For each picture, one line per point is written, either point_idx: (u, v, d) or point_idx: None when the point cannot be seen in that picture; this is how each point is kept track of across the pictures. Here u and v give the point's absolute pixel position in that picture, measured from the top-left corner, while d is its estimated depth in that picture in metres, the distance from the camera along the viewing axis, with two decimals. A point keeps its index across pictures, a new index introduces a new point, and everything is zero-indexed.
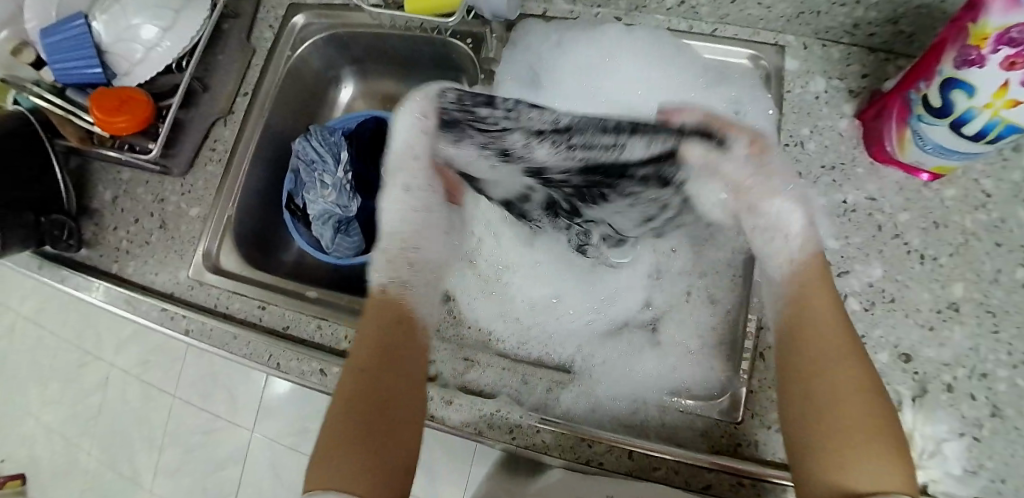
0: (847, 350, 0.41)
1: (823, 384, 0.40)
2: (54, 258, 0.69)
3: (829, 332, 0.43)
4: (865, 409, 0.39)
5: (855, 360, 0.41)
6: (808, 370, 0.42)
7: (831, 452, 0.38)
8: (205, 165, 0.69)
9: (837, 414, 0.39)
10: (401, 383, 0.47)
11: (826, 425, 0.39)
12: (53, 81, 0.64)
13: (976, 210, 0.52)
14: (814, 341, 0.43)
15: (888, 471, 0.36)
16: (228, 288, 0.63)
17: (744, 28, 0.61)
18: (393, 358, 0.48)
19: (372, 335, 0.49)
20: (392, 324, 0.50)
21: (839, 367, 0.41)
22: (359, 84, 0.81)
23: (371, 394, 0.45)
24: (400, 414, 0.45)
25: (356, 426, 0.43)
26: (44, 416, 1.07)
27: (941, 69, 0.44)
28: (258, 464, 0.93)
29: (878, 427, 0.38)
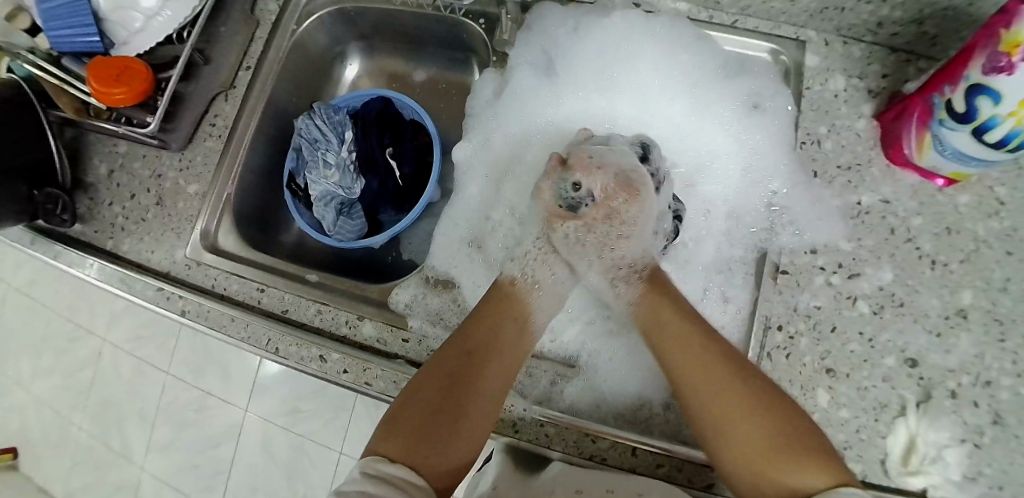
0: (701, 363, 0.46)
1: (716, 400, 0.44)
2: (46, 232, 0.67)
3: (685, 357, 0.47)
4: (753, 406, 0.43)
5: (736, 375, 0.45)
6: (703, 405, 0.45)
7: (751, 468, 0.42)
8: (205, 141, 0.67)
9: (738, 429, 0.43)
10: (491, 373, 0.49)
11: (749, 439, 0.42)
12: (49, 49, 0.61)
13: (989, 218, 0.51)
14: (678, 366, 0.47)
15: (810, 467, 0.39)
16: (226, 269, 0.62)
17: (765, 21, 0.59)
18: (497, 352, 0.50)
19: (487, 328, 0.51)
20: (495, 321, 0.52)
21: (716, 381, 0.45)
22: (364, 61, 0.79)
23: (443, 383, 0.46)
24: (473, 402, 0.46)
25: (422, 403, 0.45)
26: (34, 389, 1.05)
27: (967, 75, 0.42)
28: (250, 443, 0.93)
29: (774, 421, 0.42)
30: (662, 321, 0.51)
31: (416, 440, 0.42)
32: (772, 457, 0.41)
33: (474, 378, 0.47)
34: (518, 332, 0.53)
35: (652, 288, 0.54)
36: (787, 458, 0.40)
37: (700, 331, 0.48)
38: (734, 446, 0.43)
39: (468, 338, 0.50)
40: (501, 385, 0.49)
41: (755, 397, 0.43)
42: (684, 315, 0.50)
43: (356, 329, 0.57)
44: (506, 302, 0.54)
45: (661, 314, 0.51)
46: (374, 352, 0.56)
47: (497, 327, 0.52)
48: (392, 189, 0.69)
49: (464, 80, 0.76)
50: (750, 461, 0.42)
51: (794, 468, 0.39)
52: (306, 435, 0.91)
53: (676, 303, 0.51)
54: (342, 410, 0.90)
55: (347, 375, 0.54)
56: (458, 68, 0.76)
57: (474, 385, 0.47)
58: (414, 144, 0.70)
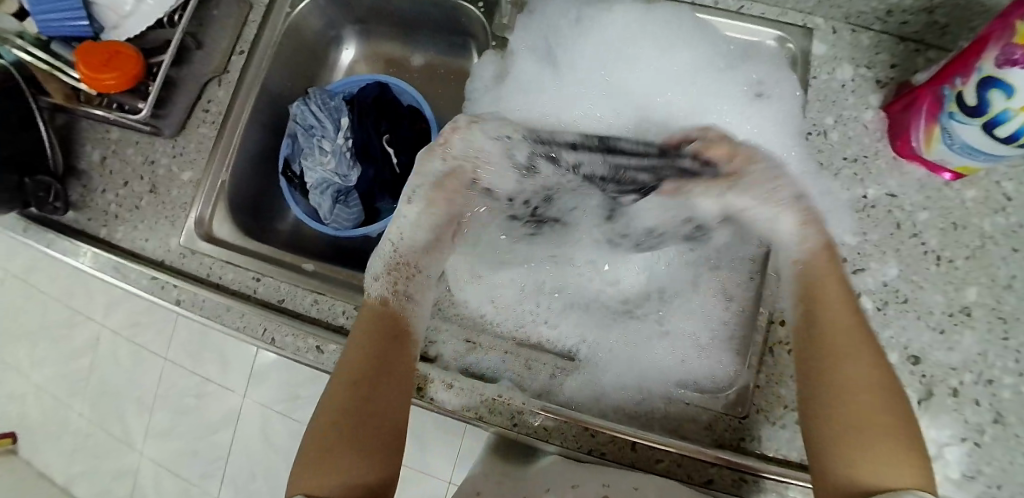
0: (862, 338, 0.42)
1: (845, 375, 0.41)
2: (40, 220, 0.66)
3: (845, 320, 0.43)
4: (878, 387, 0.40)
5: (870, 353, 0.41)
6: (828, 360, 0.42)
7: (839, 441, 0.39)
8: (198, 127, 0.65)
9: (859, 391, 0.40)
10: (389, 393, 0.46)
11: (863, 396, 0.40)
12: (38, 34, 0.60)
13: (996, 213, 0.50)
14: (826, 333, 0.43)
15: (902, 468, 0.37)
16: (221, 258, 0.61)
17: (772, 7, 0.57)
18: (386, 368, 0.47)
19: (371, 341, 0.48)
20: (372, 338, 0.49)
21: (854, 358, 0.41)
22: (361, 46, 0.78)
23: (345, 400, 0.44)
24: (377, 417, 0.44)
25: (326, 426, 0.43)
26: (35, 376, 1.06)
27: (979, 67, 0.41)
28: (247, 428, 0.93)
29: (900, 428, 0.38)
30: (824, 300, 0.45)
31: (327, 475, 0.40)
32: (874, 445, 0.38)
33: (368, 400, 0.44)
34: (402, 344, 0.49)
35: (830, 258, 0.47)
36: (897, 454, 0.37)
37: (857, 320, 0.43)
38: (836, 416, 0.40)
39: (349, 362, 0.46)
40: (398, 397, 0.46)
41: (881, 405, 0.39)
42: (839, 283, 0.45)
43: (352, 320, 0.56)
44: (369, 319, 0.50)
45: (822, 285, 0.45)
46: None
47: (375, 340, 0.48)
48: (388, 177, 0.68)
49: (463, 65, 0.74)
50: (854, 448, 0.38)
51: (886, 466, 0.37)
52: (305, 420, 0.90)
53: (842, 272, 0.46)
54: None
55: None
56: (456, 53, 0.74)
57: (376, 398, 0.45)
58: (412, 130, 0.69)
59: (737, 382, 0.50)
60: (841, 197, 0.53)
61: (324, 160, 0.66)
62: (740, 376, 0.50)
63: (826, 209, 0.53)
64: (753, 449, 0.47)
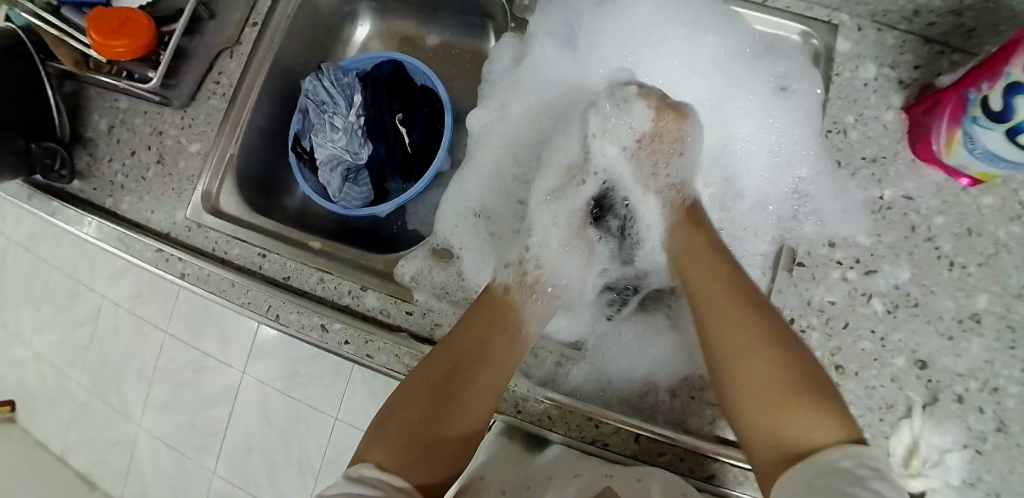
0: (741, 293, 0.46)
1: (739, 354, 0.44)
2: (45, 187, 0.66)
3: (718, 291, 0.47)
4: (775, 342, 0.43)
5: (761, 320, 0.45)
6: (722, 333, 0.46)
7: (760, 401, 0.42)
8: (208, 99, 0.64)
9: (758, 348, 0.43)
10: (479, 386, 0.48)
11: (751, 355, 0.44)
12: (49, 0, 0.59)
13: (1012, 221, 0.50)
14: (708, 308, 0.47)
15: (823, 420, 0.39)
16: (227, 233, 0.60)
17: (798, 1, 0.56)
18: (486, 358, 0.49)
19: (476, 332, 0.51)
20: (480, 331, 0.51)
21: (741, 312, 0.45)
22: (375, 24, 0.76)
23: (428, 382, 0.48)
24: (458, 405, 0.47)
25: (410, 403, 0.47)
26: (35, 343, 1.06)
27: (1008, 72, 0.40)
28: (246, 404, 0.93)
29: (796, 368, 0.42)
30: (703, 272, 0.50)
31: (404, 450, 0.44)
32: (787, 403, 0.41)
33: (458, 387, 0.47)
34: (507, 344, 0.51)
35: (687, 220, 0.54)
36: (804, 402, 0.40)
37: (738, 286, 0.47)
38: (743, 380, 0.43)
39: (448, 349, 0.49)
40: (491, 395, 0.48)
41: (776, 369, 0.42)
42: (727, 270, 0.48)
43: (358, 300, 0.56)
44: (491, 308, 0.53)
45: (705, 258, 0.50)
46: (376, 324, 0.55)
47: (485, 334, 0.51)
48: (399, 157, 0.67)
49: (478, 48, 0.73)
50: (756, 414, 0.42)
51: (809, 419, 0.39)
52: (304, 399, 0.90)
53: (731, 261, 0.49)
54: (340, 376, 0.89)
55: (348, 346, 0.53)
56: (472, 36, 0.73)
57: (461, 388, 0.47)
58: (425, 110, 0.68)
59: None
60: (858, 198, 0.52)
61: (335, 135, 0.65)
62: None
63: (842, 210, 0.52)
64: None
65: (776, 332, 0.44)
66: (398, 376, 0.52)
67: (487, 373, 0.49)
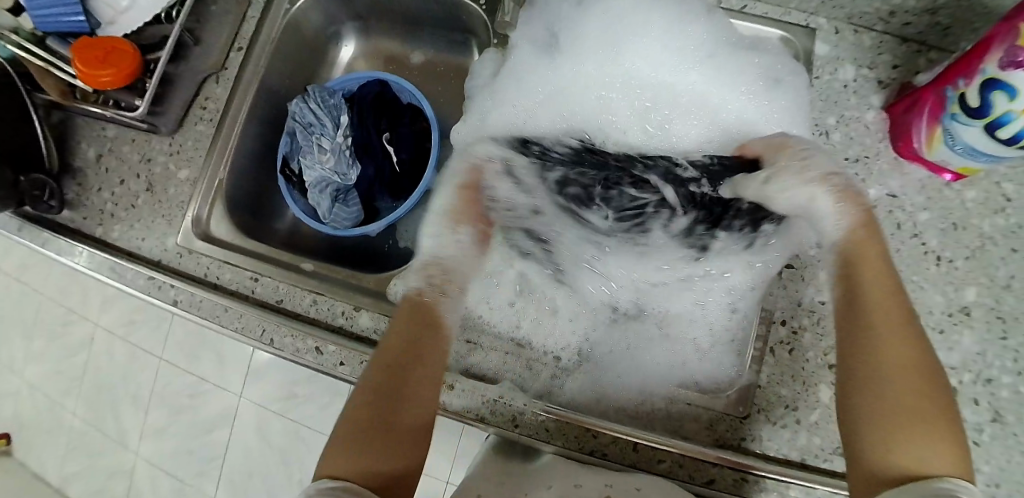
0: (892, 313, 0.38)
1: (880, 374, 0.36)
2: (34, 218, 0.66)
3: (886, 298, 0.38)
4: (914, 370, 0.36)
5: (915, 331, 0.37)
6: (860, 355, 0.37)
7: (883, 411, 0.35)
8: (195, 125, 0.64)
9: (896, 380, 0.36)
10: (411, 389, 0.44)
11: (896, 382, 0.36)
12: (33, 30, 0.59)
13: (996, 214, 0.50)
14: (873, 323, 0.38)
15: (939, 454, 0.33)
16: (218, 258, 0.60)
17: (775, 7, 0.57)
18: (419, 364, 0.46)
19: (401, 330, 0.47)
20: (410, 332, 0.47)
21: (882, 315, 0.38)
22: (361, 44, 0.77)
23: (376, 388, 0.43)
24: (400, 413, 0.43)
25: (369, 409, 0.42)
26: (29, 375, 1.05)
27: (984, 68, 0.41)
28: (245, 428, 0.92)
29: (933, 402, 0.35)
30: (872, 264, 0.40)
31: (354, 464, 0.39)
32: (913, 431, 0.34)
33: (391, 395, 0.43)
34: (437, 347, 0.48)
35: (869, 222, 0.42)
36: (924, 435, 0.34)
37: (895, 287, 0.39)
38: (877, 401, 0.36)
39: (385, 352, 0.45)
40: (427, 397, 0.45)
41: (912, 379, 0.36)
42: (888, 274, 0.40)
43: (352, 320, 0.56)
44: (414, 305, 0.49)
45: (864, 253, 0.41)
46: (371, 344, 0.55)
47: (416, 338, 0.47)
48: (388, 176, 0.67)
49: (463, 63, 0.74)
50: (877, 438, 0.35)
51: (935, 449, 0.33)
52: (303, 420, 0.89)
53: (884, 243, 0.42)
54: (338, 395, 0.89)
55: (344, 367, 0.53)
56: (457, 51, 0.74)
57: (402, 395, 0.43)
58: (412, 129, 0.68)
59: (738, 382, 0.50)
60: None
61: (322, 157, 0.65)
62: (743, 377, 0.50)
63: None
64: (752, 448, 0.48)
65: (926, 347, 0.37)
66: None
67: (418, 374, 0.45)
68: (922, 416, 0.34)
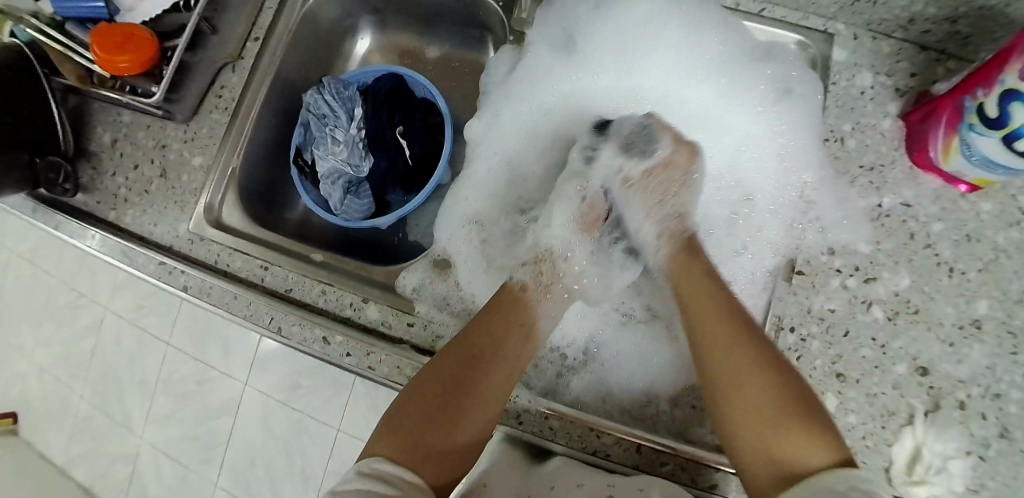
0: (723, 315, 0.47)
1: (727, 366, 0.45)
2: (49, 201, 0.66)
3: (717, 316, 0.48)
4: (753, 362, 0.44)
5: (749, 338, 0.45)
6: (709, 360, 0.47)
7: (756, 416, 0.42)
8: (210, 113, 0.65)
9: (738, 390, 0.44)
10: (484, 385, 0.47)
11: (773, 392, 0.43)
12: (54, 15, 0.60)
13: (1011, 227, 0.50)
14: (703, 327, 0.48)
15: (814, 443, 0.39)
16: (230, 246, 0.61)
17: (794, 11, 0.57)
18: (495, 361, 0.49)
19: (483, 328, 0.51)
20: (487, 331, 0.50)
21: (719, 324, 0.47)
22: (375, 37, 0.77)
23: (443, 376, 0.47)
24: (467, 404, 0.46)
25: (428, 395, 0.46)
26: (37, 356, 1.06)
27: (1002, 79, 0.41)
28: (249, 416, 0.93)
29: (789, 396, 0.42)
30: (698, 289, 0.50)
31: (410, 445, 0.43)
32: (780, 421, 0.41)
33: (459, 386, 0.46)
34: (518, 349, 0.51)
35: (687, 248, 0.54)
36: (799, 428, 0.40)
37: (724, 293, 0.49)
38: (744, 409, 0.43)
39: (460, 343, 0.49)
40: (498, 394, 0.48)
41: (767, 384, 0.43)
42: (712, 293, 0.50)
43: (359, 312, 0.56)
44: (509, 304, 0.53)
45: (692, 280, 0.51)
46: (378, 335, 0.55)
47: (493, 335, 0.50)
48: (400, 169, 0.67)
49: (478, 59, 0.74)
50: (755, 426, 0.42)
51: (805, 441, 0.39)
52: (307, 410, 0.90)
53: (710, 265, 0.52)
54: (342, 387, 0.89)
55: (350, 358, 0.54)
56: (471, 48, 0.74)
57: (472, 387, 0.47)
58: (425, 123, 0.68)
59: None
60: (859, 206, 0.52)
61: (336, 148, 0.65)
62: None
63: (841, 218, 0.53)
64: None
65: (768, 357, 0.44)
66: (399, 389, 0.52)
67: (494, 371, 0.48)
68: (786, 407, 0.41)
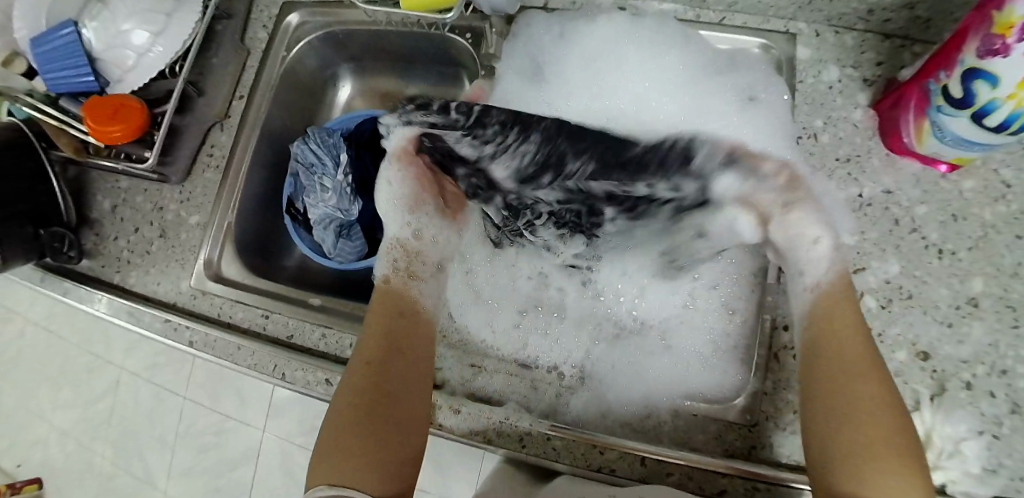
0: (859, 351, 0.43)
1: (858, 414, 0.40)
2: (55, 269, 0.69)
3: (856, 338, 0.44)
4: (886, 404, 0.41)
5: (880, 377, 0.42)
6: (840, 374, 0.43)
7: (865, 460, 0.39)
8: (203, 171, 0.67)
9: (864, 433, 0.40)
10: (400, 384, 0.49)
11: (880, 437, 0.39)
12: (46, 91, 0.63)
13: (996, 202, 0.50)
14: (829, 350, 0.44)
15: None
16: (231, 298, 0.62)
17: (753, 16, 0.58)
18: (400, 361, 0.51)
19: (375, 332, 0.53)
20: (387, 333, 0.53)
21: (854, 354, 0.43)
22: (357, 82, 0.80)
23: (365, 386, 0.48)
24: (394, 406, 0.48)
25: (357, 406, 0.47)
26: (58, 421, 1.07)
27: (962, 58, 0.41)
28: (269, 463, 0.93)
29: (904, 448, 0.39)
30: (838, 311, 0.45)
31: (359, 465, 0.44)
32: (891, 471, 0.38)
33: (385, 391, 0.48)
34: (424, 347, 0.53)
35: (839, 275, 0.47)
36: (908, 482, 0.38)
37: (858, 325, 0.45)
38: (841, 443, 0.40)
39: (366, 348, 0.51)
40: (420, 389, 0.50)
41: (889, 427, 0.40)
42: (855, 327, 0.44)
43: None
44: (387, 303, 0.56)
45: (836, 303, 0.46)
46: None
47: (396, 338, 0.53)
48: None
49: (456, 93, 0.76)
50: (850, 470, 0.39)
51: (907, 493, 0.37)
52: None
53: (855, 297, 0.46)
54: None
55: None
56: (449, 82, 0.76)
57: (392, 390, 0.49)
58: None
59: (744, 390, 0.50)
60: (842, 199, 0.53)
61: (324, 197, 0.67)
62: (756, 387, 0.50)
63: (823, 210, 0.53)
64: (763, 456, 0.47)
65: (895, 404, 0.41)
66: None
67: (415, 371, 0.51)
68: (904, 458, 0.38)
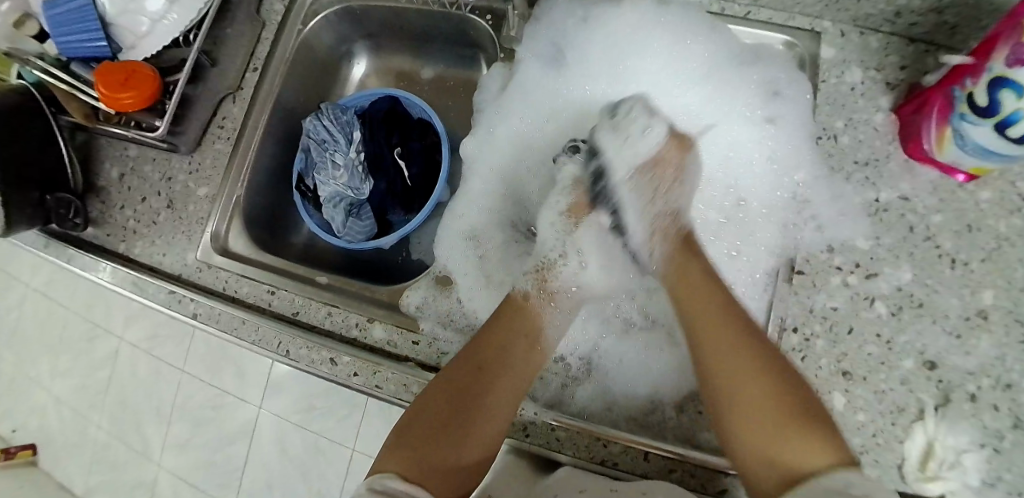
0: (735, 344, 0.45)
1: (733, 381, 0.44)
2: (59, 235, 0.69)
3: (712, 312, 0.48)
4: (748, 368, 0.44)
5: (755, 349, 0.44)
6: (708, 364, 0.46)
7: (765, 417, 0.42)
8: (213, 143, 0.67)
9: (745, 396, 0.43)
10: (494, 397, 0.48)
11: (768, 396, 0.42)
12: (57, 55, 0.62)
13: (1012, 215, 0.50)
14: (700, 327, 0.48)
15: (817, 448, 0.38)
16: (236, 271, 0.62)
17: (779, 12, 0.57)
18: (501, 371, 0.50)
19: (498, 338, 0.52)
20: (496, 340, 0.51)
21: (715, 332, 0.46)
22: (371, 61, 0.79)
23: (451, 387, 0.48)
24: (476, 413, 0.47)
25: (440, 407, 0.47)
26: (56, 388, 1.08)
27: (990, 67, 0.41)
28: (265, 439, 0.93)
29: (786, 399, 0.42)
30: (690, 289, 0.50)
31: (422, 466, 0.43)
32: (780, 425, 0.41)
33: (472, 399, 0.47)
34: (530, 359, 0.52)
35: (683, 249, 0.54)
36: (799, 433, 0.40)
37: (717, 301, 0.48)
38: (738, 409, 0.43)
39: (470, 353, 0.50)
40: (507, 404, 0.48)
41: (760, 392, 0.43)
42: (726, 326, 0.46)
43: (365, 332, 0.57)
44: (513, 313, 0.54)
45: (685, 277, 0.52)
46: (385, 355, 0.56)
47: (502, 346, 0.51)
48: (400, 190, 0.68)
49: (471, 76, 0.75)
50: (757, 432, 0.42)
51: (799, 446, 0.39)
52: (321, 431, 0.90)
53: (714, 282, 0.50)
54: (356, 406, 0.90)
55: (358, 378, 0.54)
56: (465, 65, 0.75)
57: (483, 399, 0.47)
58: (421, 144, 0.69)
59: None
60: (858, 205, 0.52)
61: (335, 174, 0.66)
62: None
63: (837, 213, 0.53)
64: None
65: (779, 383, 0.43)
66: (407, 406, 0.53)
67: (506, 381, 0.49)
68: (791, 414, 0.41)
